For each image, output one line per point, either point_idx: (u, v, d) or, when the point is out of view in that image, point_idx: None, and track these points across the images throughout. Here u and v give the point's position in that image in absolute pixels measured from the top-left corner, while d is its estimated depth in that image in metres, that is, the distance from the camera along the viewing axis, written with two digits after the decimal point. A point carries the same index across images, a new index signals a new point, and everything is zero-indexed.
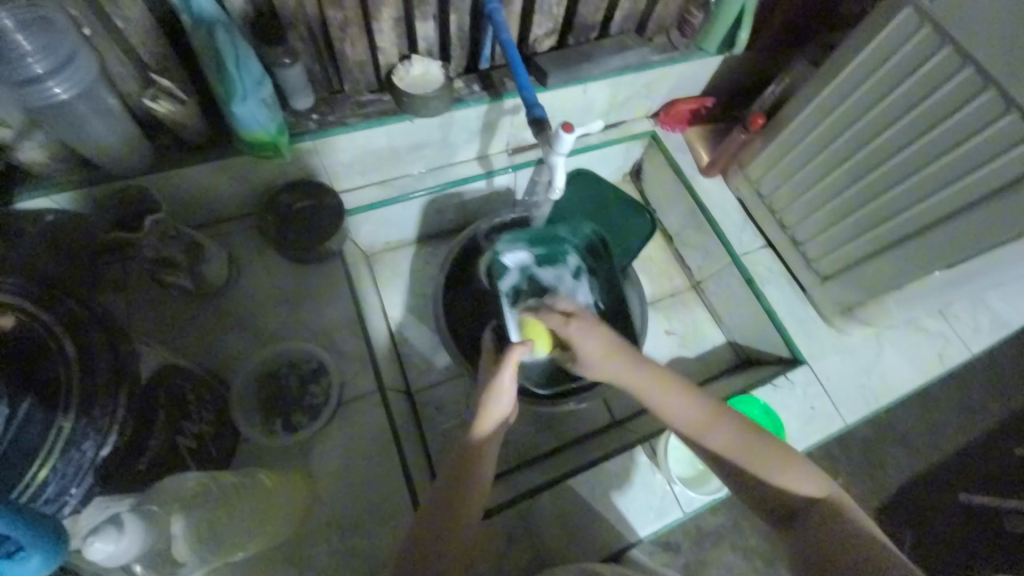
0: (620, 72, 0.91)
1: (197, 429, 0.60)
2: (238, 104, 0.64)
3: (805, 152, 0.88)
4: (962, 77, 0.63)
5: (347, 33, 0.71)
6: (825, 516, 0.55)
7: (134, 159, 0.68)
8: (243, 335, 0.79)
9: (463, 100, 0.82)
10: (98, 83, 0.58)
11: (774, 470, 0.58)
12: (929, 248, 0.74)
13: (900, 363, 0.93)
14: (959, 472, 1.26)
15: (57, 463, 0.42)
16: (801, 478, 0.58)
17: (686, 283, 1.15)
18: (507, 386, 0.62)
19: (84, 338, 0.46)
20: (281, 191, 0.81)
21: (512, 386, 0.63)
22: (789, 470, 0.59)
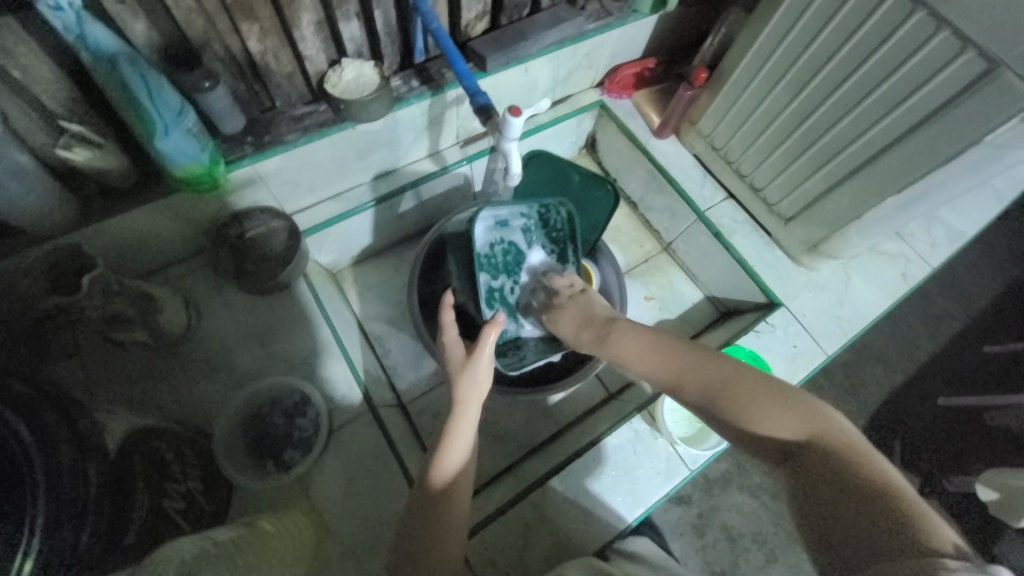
0: (559, 46, 0.89)
1: (180, 488, 0.56)
2: (161, 138, 0.59)
3: (750, 98, 0.88)
4: (891, 2, 0.64)
5: (267, 46, 0.67)
6: (820, 460, 0.48)
7: (58, 216, 0.63)
8: (216, 380, 0.75)
9: (403, 98, 0.79)
10: (6, 140, 0.53)
11: (763, 416, 0.53)
12: (884, 173, 0.75)
13: (869, 289, 0.96)
14: (935, 378, 1.33)
15: (41, 552, 0.37)
16: (802, 425, 0.51)
17: (656, 247, 1.16)
18: (486, 360, 0.64)
19: (32, 419, 0.42)
20: (228, 222, 0.77)
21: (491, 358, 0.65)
22: (775, 416, 0.53)
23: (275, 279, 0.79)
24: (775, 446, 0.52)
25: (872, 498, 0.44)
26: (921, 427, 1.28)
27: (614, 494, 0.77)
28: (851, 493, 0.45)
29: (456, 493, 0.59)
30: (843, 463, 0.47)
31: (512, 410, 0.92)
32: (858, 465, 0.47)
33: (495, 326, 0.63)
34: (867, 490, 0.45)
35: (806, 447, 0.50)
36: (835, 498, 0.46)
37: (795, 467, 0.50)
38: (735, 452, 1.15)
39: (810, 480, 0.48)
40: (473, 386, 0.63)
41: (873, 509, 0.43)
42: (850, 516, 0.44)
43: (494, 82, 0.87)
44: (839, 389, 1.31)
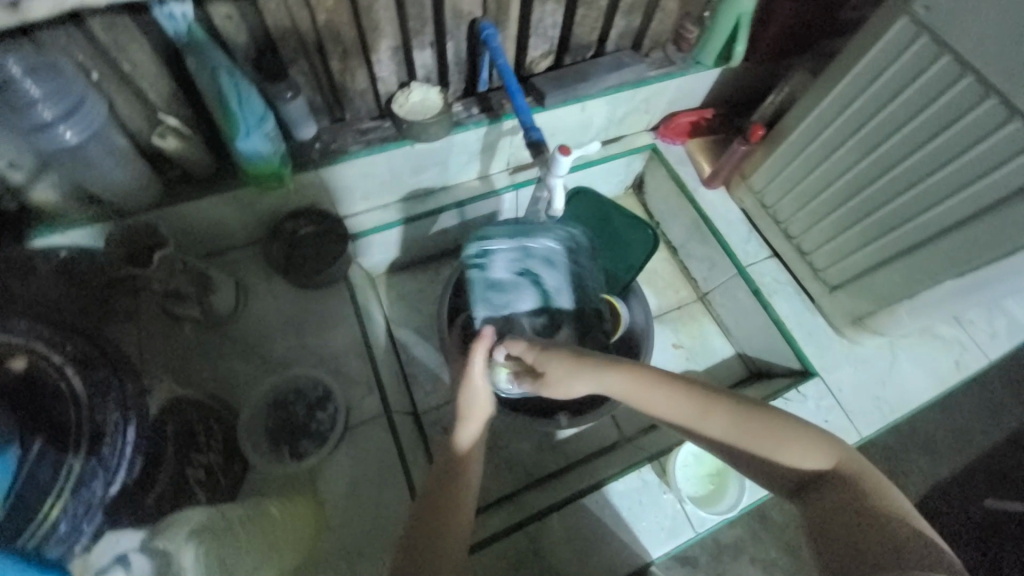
0: (617, 89, 0.91)
1: (206, 459, 0.60)
2: (242, 138, 0.66)
3: (807, 161, 0.87)
4: (962, 85, 0.62)
5: (346, 65, 0.73)
6: (842, 491, 0.54)
7: (143, 195, 0.71)
8: (250, 362, 0.80)
9: (462, 123, 0.83)
10: (108, 124, 0.61)
11: (788, 453, 0.56)
12: (940, 256, 0.72)
13: (915, 373, 0.90)
14: (986, 478, 1.22)
15: (67, 503, 0.42)
16: (824, 453, 0.56)
17: (692, 295, 1.14)
18: (479, 378, 0.65)
19: (91, 376, 0.47)
20: (285, 218, 0.84)
21: (484, 373, 0.66)
22: (799, 451, 0.56)
23: (318, 276, 0.84)
24: (798, 474, 0.56)
25: (896, 519, 0.50)
26: (964, 530, 1.17)
27: (614, 542, 0.75)
28: (873, 517, 0.50)
29: (461, 484, 0.61)
30: (858, 489, 0.53)
31: (522, 437, 0.92)
32: (876, 491, 0.53)
33: (480, 342, 0.64)
34: (889, 513, 0.51)
35: (831, 474, 0.55)
36: (858, 522, 0.50)
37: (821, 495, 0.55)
38: (752, 521, 1.09)
39: (834, 508, 0.53)
40: (472, 402, 0.65)
41: (884, 525, 0.49)
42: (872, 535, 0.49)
43: (550, 117, 0.91)
44: (876, 472, 1.22)
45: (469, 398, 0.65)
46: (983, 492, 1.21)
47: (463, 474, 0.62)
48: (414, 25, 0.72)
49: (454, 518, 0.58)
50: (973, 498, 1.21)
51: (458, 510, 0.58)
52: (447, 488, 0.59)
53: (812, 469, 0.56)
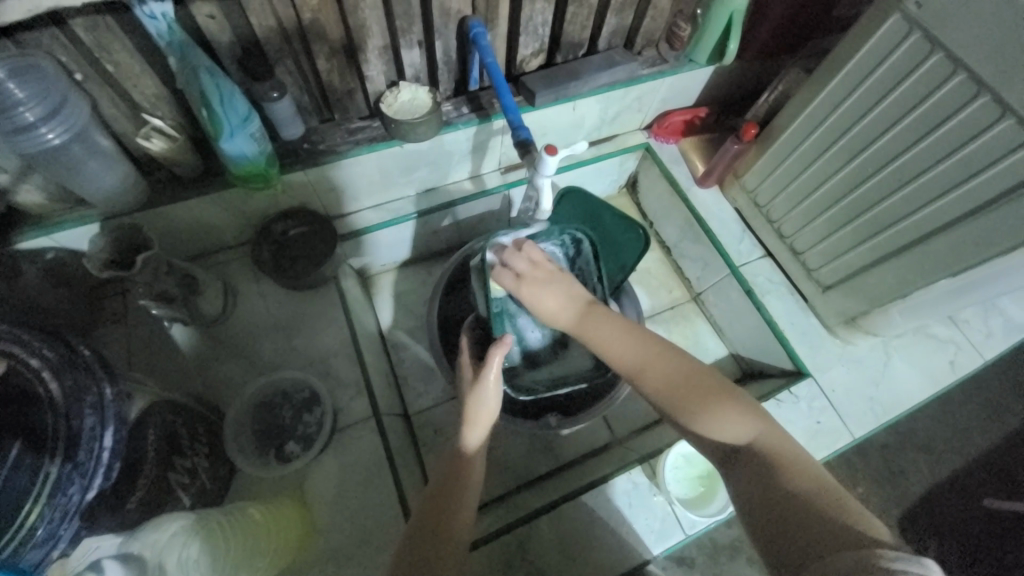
0: (609, 88, 0.91)
1: (188, 463, 0.60)
2: (226, 139, 0.65)
3: (799, 159, 0.86)
4: (954, 83, 0.61)
5: (333, 65, 0.72)
6: (761, 465, 0.52)
7: (129, 197, 0.70)
8: (239, 364, 0.80)
9: (452, 123, 0.83)
10: (91, 126, 0.60)
11: (712, 421, 0.55)
12: (933, 256, 0.71)
13: (909, 373, 0.90)
14: (981, 477, 1.21)
15: (44, 508, 0.41)
16: (749, 427, 0.54)
17: (686, 295, 1.13)
18: (493, 382, 0.64)
19: (69, 380, 0.46)
20: (273, 220, 0.83)
21: (499, 381, 0.65)
22: (727, 422, 0.55)
23: (307, 277, 0.83)
24: (721, 446, 0.55)
25: (806, 499, 0.47)
26: (959, 530, 1.17)
27: (603, 543, 0.74)
28: (792, 496, 0.48)
29: (465, 490, 0.60)
30: (779, 467, 0.51)
31: (513, 439, 0.92)
32: (795, 467, 0.51)
33: (500, 346, 0.63)
34: (803, 492, 0.48)
35: (749, 449, 0.53)
36: (778, 501, 0.48)
37: (740, 471, 0.53)
38: (746, 520, 1.08)
39: (755, 481, 0.51)
40: (483, 408, 0.64)
41: (803, 506, 0.47)
42: (791, 516, 0.47)
43: (541, 117, 0.90)
44: (871, 471, 1.21)
45: (478, 401, 0.64)
46: (980, 491, 1.20)
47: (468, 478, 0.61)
48: (402, 24, 0.71)
49: (445, 527, 0.57)
50: (970, 498, 1.20)
51: (455, 517, 0.57)
52: (440, 495, 0.59)
53: (732, 440, 0.55)
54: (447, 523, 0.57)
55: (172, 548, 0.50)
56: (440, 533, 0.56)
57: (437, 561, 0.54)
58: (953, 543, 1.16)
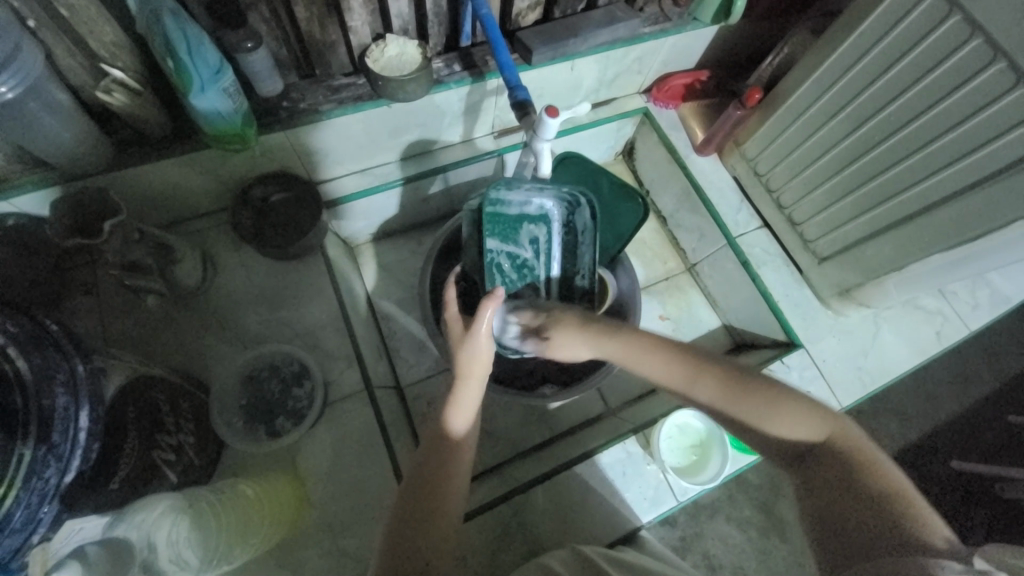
0: (609, 47, 0.86)
1: (173, 440, 0.58)
2: (196, 95, 0.59)
3: (802, 127, 0.83)
4: (972, 47, 0.59)
5: (313, 13, 0.66)
6: (829, 465, 0.50)
7: (93, 158, 0.64)
8: (223, 337, 0.77)
9: (443, 81, 0.77)
10: (45, 77, 0.54)
11: (774, 421, 0.52)
12: (931, 228, 0.71)
13: (897, 344, 0.91)
14: (952, 440, 1.27)
15: (20, 493, 0.38)
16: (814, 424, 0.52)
17: (680, 266, 1.12)
18: (485, 334, 0.64)
19: (36, 358, 0.42)
20: (253, 184, 0.78)
21: (490, 334, 0.65)
22: (790, 422, 0.52)
23: (292, 246, 0.79)
24: (787, 446, 0.53)
25: (880, 501, 0.46)
26: (930, 489, 1.23)
27: (598, 510, 0.75)
28: (866, 499, 0.46)
29: (456, 457, 0.60)
30: (850, 466, 0.49)
31: (507, 410, 0.91)
32: (869, 469, 0.49)
33: (493, 301, 0.63)
34: (878, 493, 0.46)
35: (819, 449, 0.51)
36: (841, 502, 0.47)
37: (806, 469, 0.51)
38: (731, 484, 1.12)
39: (821, 482, 0.50)
40: (473, 359, 0.64)
41: (878, 508, 0.45)
42: (858, 518, 0.46)
43: (537, 76, 0.85)
44: None
45: (473, 353, 0.63)
46: (950, 454, 1.26)
47: (455, 444, 0.60)
48: None
49: (443, 501, 0.56)
50: (940, 460, 1.26)
51: (448, 493, 0.57)
52: (435, 469, 0.58)
53: (801, 440, 0.52)
54: (439, 501, 0.56)
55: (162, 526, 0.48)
56: (434, 513, 0.55)
57: (431, 532, 0.53)
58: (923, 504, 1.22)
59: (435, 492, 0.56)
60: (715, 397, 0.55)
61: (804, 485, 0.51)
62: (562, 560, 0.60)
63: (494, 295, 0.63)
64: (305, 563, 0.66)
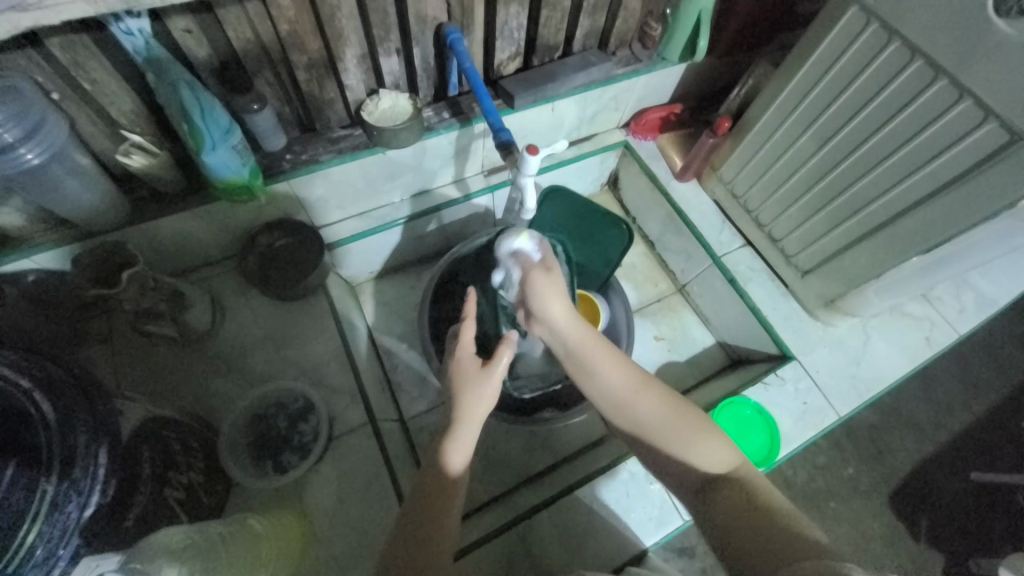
0: (585, 88, 0.93)
1: (184, 479, 0.60)
2: (208, 152, 0.65)
3: (772, 150, 0.89)
4: (913, 68, 0.65)
5: (313, 75, 0.73)
6: (732, 493, 0.53)
7: (111, 215, 0.70)
8: (230, 377, 0.80)
9: (433, 128, 0.84)
10: (69, 144, 0.60)
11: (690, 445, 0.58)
12: (901, 236, 0.74)
13: (888, 351, 0.93)
14: (965, 450, 1.25)
15: (42, 527, 0.42)
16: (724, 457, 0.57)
17: (671, 287, 1.16)
18: (498, 379, 0.65)
19: (61, 399, 0.46)
20: (259, 231, 0.83)
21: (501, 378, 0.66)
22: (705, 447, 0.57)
23: (296, 287, 0.83)
24: (694, 475, 0.57)
25: (767, 520, 0.49)
26: (949, 503, 1.21)
27: (605, 533, 0.75)
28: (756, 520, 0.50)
29: (448, 496, 0.59)
30: (747, 492, 0.53)
31: (509, 437, 0.93)
32: (764, 498, 0.53)
33: (508, 345, 0.65)
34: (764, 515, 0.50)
35: (724, 477, 0.55)
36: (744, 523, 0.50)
37: (711, 496, 0.54)
38: None
39: (725, 507, 0.52)
40: (479, 402, 0.64)
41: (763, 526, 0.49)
42: (757, 538, 0.48)
43: (521, 119, 0.91)
44: (861, 451, 1.25)
45: (480, 398, 0.64)
46: (966, 465, 1.24)
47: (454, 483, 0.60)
48: (379, 33, 0.72)
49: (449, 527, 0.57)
50: (957, 472, 1.24)
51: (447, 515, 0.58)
52: (437, 493, 0.59)
53: (708, 467, 0.56)
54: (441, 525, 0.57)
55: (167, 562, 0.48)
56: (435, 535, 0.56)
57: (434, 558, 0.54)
58: (944, 518, 1.19)
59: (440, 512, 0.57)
60: (649, 410, 0.61)
61: (707, 512, 0.54)
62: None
63: (511, 339, 0.66)
64: None
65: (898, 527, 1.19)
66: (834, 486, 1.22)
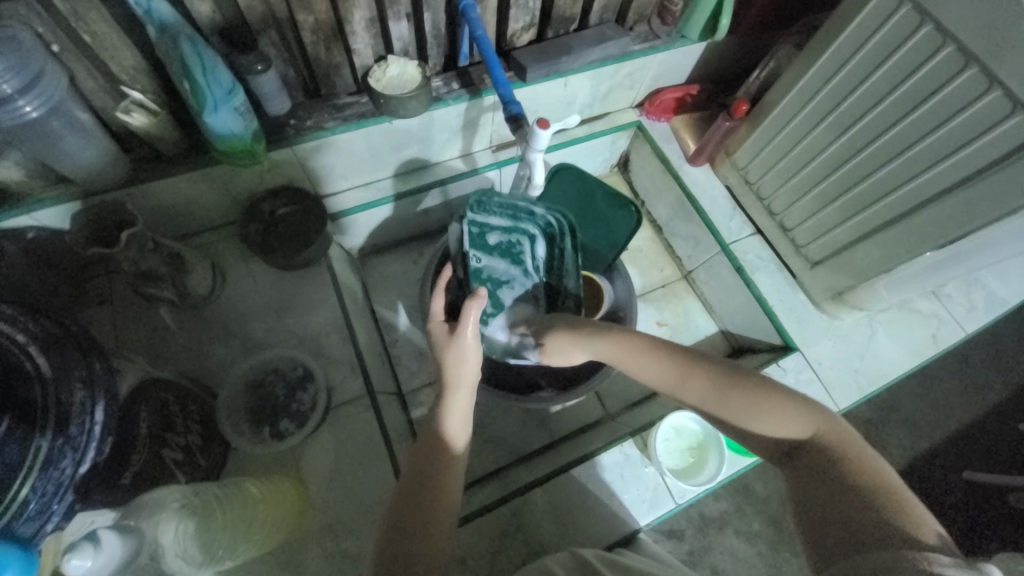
0: (600, 64, 0.90)
1: (183, 441, 0.61)
2: (209, 113, 0.63)
3: (788, 136, 0.86)
4: (942, 56, 0.62)
5: (320, 37, 0.71)
6: (818, 461, 0.49)
7: (112, 174, 0.69)
8: (230, 344, 0.80)
9: (442, 98, 0.81)
10: (68, 98, 0.58)
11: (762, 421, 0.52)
12: (915, 231, 0.73)
13: (893, 347, 0.92)
14: (962, 450, 1.25)
15: (37, 481, 0.41)
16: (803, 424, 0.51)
17: (676, 273, 1.15)
18: (472, 337, 0.67)
19: (57, 356, 0.46)
20: (261, 197, 0.82)
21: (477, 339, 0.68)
22: (784, 419, 0.51)
23: (297, 256, 0.82)
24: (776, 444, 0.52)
25: (870, 497, 0.44)
26: (940, 500, 1.21)
27: (598, 512, 0.76)
28: (858, 494, 0.45)
29: (442, 477, 0.59)
30: (839, 461, 0.48)
31: (506, 415, 0.93)
32: (859, 464, 0.47)
33: (476, 300, 0.66)
34: (870, 488, 0.45)
35: (811, 444, 0.50)
36: (837, 500, 0.46)
37: (800, 468, 0.50)
38: (737, 494, 1.11)
39: (812, 481, 0.49)
40: (463, 367, 0.66)
41: (867, 504, 0.44)
42: (853, 520, 0.44)
43: (532, 93, 0.89)
44: None
45: (461, 355, 0.66)
46: (961, 465, 1.24)
47: (442, 463, 0.60)
48: None
49: (438, 510, 0.56)
50: (951, 471, 1.24)
51: (432, 493, 0.57)
52: (433, 469, 0.59)
53: (792, 433, 0.51)
54: (433, 498, 0.57)
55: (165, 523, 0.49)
56: (430, 504, 0.56)
57: (427, 529, 0.55)
58: (935, 516, 1.20)
59: (429, 487, 0.57)
60: (705, 398, 0.55)
61: (796, 484, 0.50)
62: (561, 561, 0.60)
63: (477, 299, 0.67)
64: (308, 565, 0.67)
65: None
66: None
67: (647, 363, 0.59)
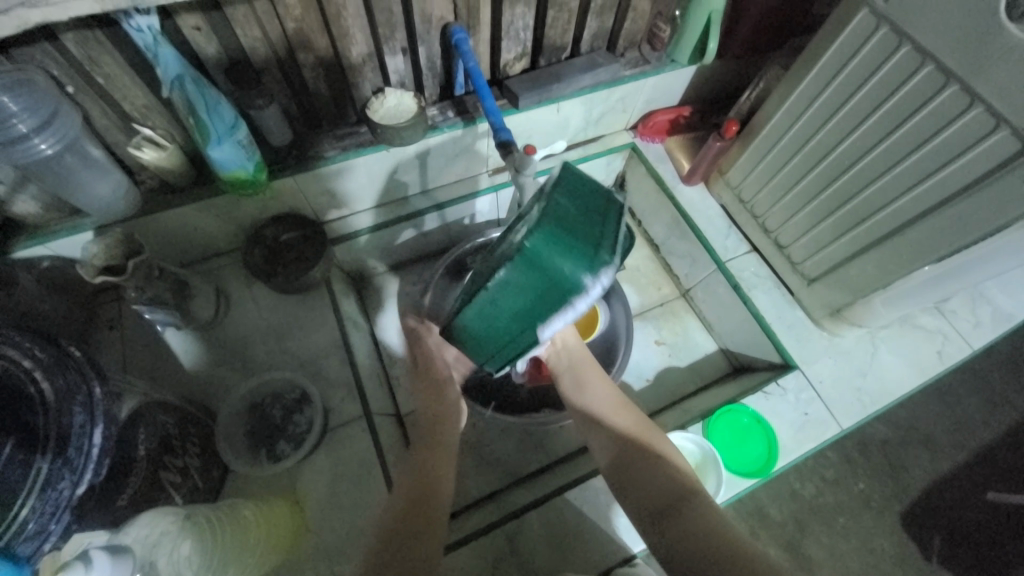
0: (592, 89, 0.92)
1: (181, 463, 0.62)
2: (213, 146, 0.67)
3: (779, 155, 0.87)
4: (923, 74, 0.63)
5: (319, 74, 0.75)
6: (689, 512, 0.58)
7: (122, 206, 0.72)
8: (230, 366, 0.83)
9: (437, 126, 0.84)
10: (82, 136, 0.62)
11: (655, 473, 0.63)
12: (909, 244, 0.72)
13: (896, 364, 0.90)
14: (983, 470, 1.21)
15: (35, 502, 0.43)
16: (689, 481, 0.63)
17: (674, 291, 1.15)
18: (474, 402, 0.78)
19: (60, 381, 0.49)
20: (265, 224, 0.86)
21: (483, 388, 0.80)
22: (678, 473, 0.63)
23: (298, 280, 0.85)
24: (658, 497, 0.62)
25: (719, 543, 0.54)
26: (962, 522, 1.17)
27: (596, 536, 0.74)
28: (709, 541, 0.54)
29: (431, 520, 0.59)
30: (701, 513, 0.58)
31: (505, 436, 0.93)
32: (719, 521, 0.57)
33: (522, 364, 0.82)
34: (721, 539, 0.54)
35: (685, 498, 0.60)
36: (697, 542, 0.55)
37: (665, 517, 0.59)
38: None
39: (679, 529, 0.57)
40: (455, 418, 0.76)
41: (716, 546, 0.54)
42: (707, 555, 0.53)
43: (526, 120, 0.92)
44: (872, 467, 1.21)
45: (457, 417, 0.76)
46: (982, 484, 1.20)
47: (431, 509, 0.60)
48: (384, 31, 0.73)
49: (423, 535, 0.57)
50: (972, 492, 1.19)
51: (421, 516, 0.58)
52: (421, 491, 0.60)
53: (674, 486, 0.62)
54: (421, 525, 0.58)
55: (164, 545, 0.51)
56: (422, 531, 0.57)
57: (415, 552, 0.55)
58: (956, 540, 1.16)
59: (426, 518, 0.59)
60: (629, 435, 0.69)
61: (661, 534, 0.58)
62: None
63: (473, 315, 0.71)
64: None
65: (909, 546, 1.15)
66: (842, 502, 1.18)
67: (604, 401, 0.74)
